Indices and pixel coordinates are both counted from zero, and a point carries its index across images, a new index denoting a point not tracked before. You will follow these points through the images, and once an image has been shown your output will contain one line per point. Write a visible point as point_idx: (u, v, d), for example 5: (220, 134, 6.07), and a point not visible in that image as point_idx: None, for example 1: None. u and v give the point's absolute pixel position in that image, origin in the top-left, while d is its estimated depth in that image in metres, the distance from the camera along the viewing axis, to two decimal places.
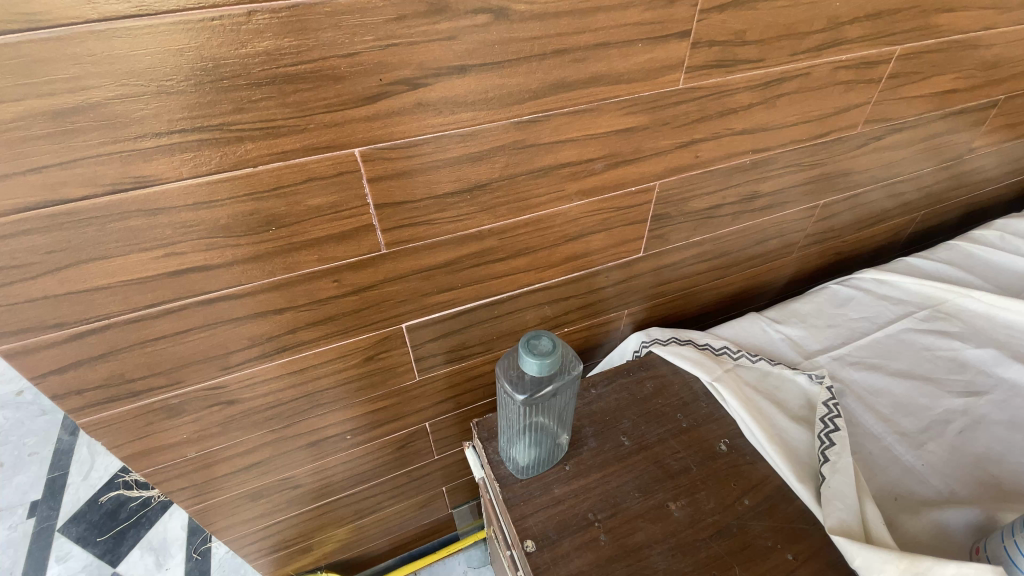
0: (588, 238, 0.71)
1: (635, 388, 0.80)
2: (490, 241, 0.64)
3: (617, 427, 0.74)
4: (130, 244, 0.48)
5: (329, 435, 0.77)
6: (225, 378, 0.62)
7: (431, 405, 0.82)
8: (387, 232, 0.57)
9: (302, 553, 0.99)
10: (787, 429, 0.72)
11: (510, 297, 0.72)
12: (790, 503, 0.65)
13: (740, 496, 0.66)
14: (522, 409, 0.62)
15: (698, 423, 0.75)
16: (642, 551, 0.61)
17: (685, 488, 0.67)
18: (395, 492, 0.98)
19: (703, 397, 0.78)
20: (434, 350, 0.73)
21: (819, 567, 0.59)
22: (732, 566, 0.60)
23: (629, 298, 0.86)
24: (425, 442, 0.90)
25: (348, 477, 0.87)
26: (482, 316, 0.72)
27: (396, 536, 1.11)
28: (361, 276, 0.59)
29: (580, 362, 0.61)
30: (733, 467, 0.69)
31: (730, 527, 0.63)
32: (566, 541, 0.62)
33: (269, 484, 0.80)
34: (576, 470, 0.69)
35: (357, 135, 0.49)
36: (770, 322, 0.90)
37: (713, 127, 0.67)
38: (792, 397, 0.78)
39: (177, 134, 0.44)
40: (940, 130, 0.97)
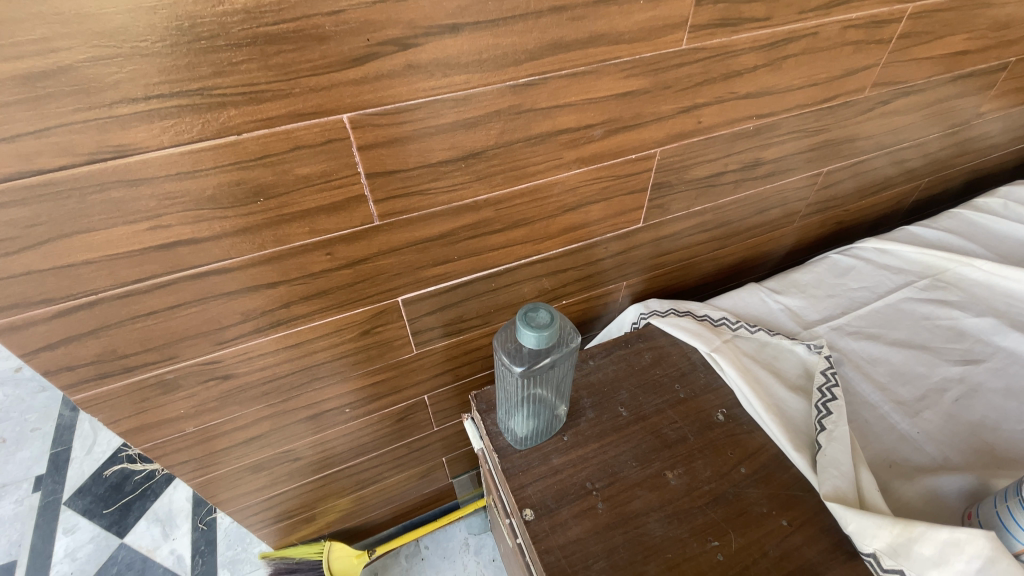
0: (587, 208, 0.70)
1: (633, 359, 0.79)
2: (486, 212, 0.62)
3: (615, 397, 0.74)
4: (114, 217, 0.46)
5: (328, 408, 0.77)
6: (219, 353, 0.61)
7: (429, 378, 0.82)
8: (379, 203, 0.55)
9: (305, 522, 1.01)
10: (784, 399, 0.72)
11: (508, 269, 0.71)
12: (786, 471, 0.66)
13: (736, 464, 0.67)
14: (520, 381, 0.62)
15: (695, 394, 0.75)
16: (639, 518, 0.62)
17: (682, 457, 0.68)
18: (396, 463, 0.99)
19: (701, 367, 0.78)
20: (431, 324, 0.72)
21: (813, 532, 0.60)
22: (728, 532, 0.60)
23: (628, 269, 0.85)
24: (424, 414, 0.90)
25: (349, 449, 0.88)
26: (479, 288, 0.71)
27: (398, 505, 1.13)
28: (354, 248, 0.58)
29: (578, 335, 0.60)
30: (730, 436, 0.70)
31: (726, 495, 0.64)
32: (564, 510, 0.63)
33: (270, 457, 0.80)
34: (574, 441, 0.69)
35: (346, 100, 0.47)
36: (770, 293, 0.90)
37: (716, 91, 0.65)
38: (791, 367, 0.78)
39: (155, 99, 0.41)
40: (949, 94, 0.94)
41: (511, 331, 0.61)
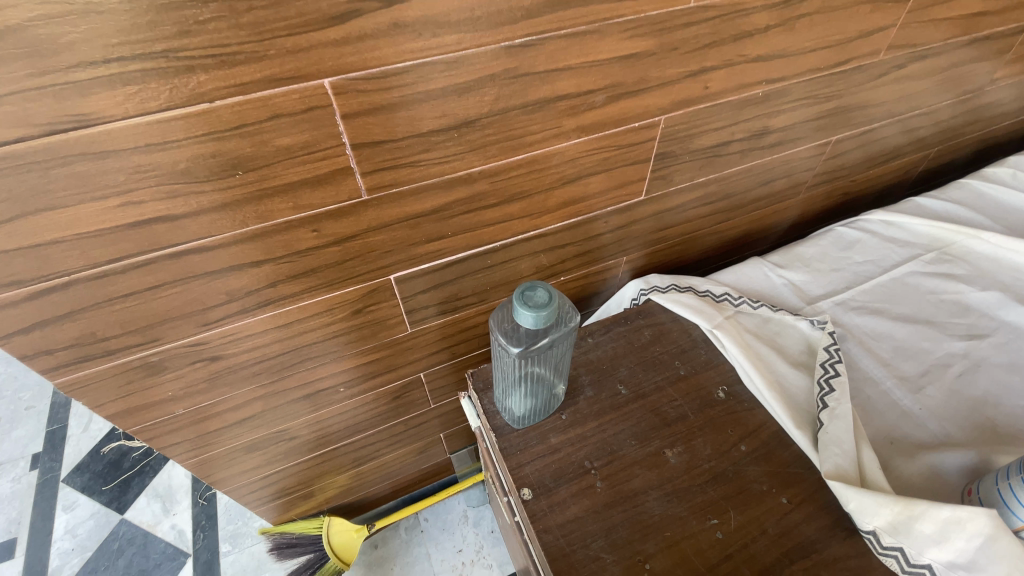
0: (587, 181, 0.66)
1: (633, 336, 0.78)
2: (481, 185, 0.59)
3: (614, 375, 0.73)
4: (81, 192, 0.43)
5: (322, 387, 0.76)
6: (205, 334, 0.59)
7: (425, 356, 0.81)
8: (367, 176, 0.52)
9: (304, 498, 1.01)
10: (785, 376, 0.71)
11: (504, 245, 0.68)
12: (787, 448, 0.65)
13: (736, 442, 0.66)
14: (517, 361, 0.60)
15: (696, 371, 0.73)
16: (638, 497, 0.61)
17: (682, 435, 0.67)
18: (394, 440, 0.99)
19: (702, 344, 0.76)
20: (425, 302, 0.70)
21: (813, 509, 0.60)
22: (727, 510, 0.60)
23: (628, 244, 0.82)
24: (421, 392, 0.89)
25: (345, 427, 0.87)
26: (474, 265, 0.69)
27: (397, 480, 1.14)
28: (342, 225, 0.55)
29: (578, 313, 0.58)
30: (730, 414, 0.69)
31: (726, 473, 0.63)
32: (563, 489, 0.62)
33: (264, 437, 0.79)
34: (572, 420, 0.68)
35: (327, 63, 0.43)
36: (773, 268, 0.88)
37: (725, 53, 0.61)
38: (793, 344, 0.76)
39: (115, 63, 0.38)
40: (965, 58, 0.90)
41: (507, 310, 0.59)
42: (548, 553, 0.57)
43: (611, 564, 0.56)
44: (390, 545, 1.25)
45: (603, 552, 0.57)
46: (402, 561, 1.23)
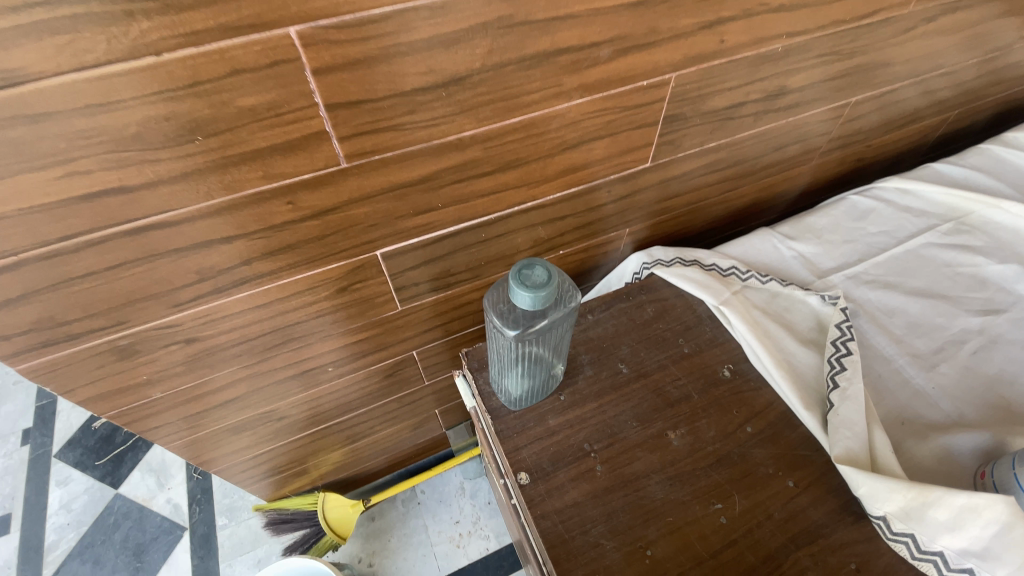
0: (589, 146, 0.61)
1: (635, 313, 0.74)
2: (473, 151, 0.54)
3: (615, 353, 0.70)
4: (17, 162, 0.38)
5: (309, 368, 0.72)
6: (177, 316, 0.54)
7: (417, 334, 0.77)
8: (345, 141, 0.47)
9: (297, 475, 0.99)
10: (794, 354, 0.68)
11: (499, 217, 0.64)
12: (794, 430, 0.63)
13: (742, 423, 0.63)
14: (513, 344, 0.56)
15: (700, 348, 0.70)
16: (639, 481, 0.59)
17: (685, 416, 0.64)
18: (387, 418, 0.96)
19: (708, 320, 0.73)
20: (416, 278, 0.66)
21: (820, 493, 0.58)
22: (732, 494, 0.58)
23: (630, 215, 0.77)
24: (414, 370, 0.86)
25: (336, 406, 0.84)
26: (467, 239, 0.64)
27: (393, 455, 1.12)
28: (320, 196, 0.50)
29: (579, 292, 0.54)
30: (736, 394, 0.66)
31: (730, 455, 0.61)
32: (562, 473, 0.60)
33: (251, 418, 0.76)
34: (572, 401, 0.65)
35: (291, 8, 0.37)
36: (783, 239, 0.83)
37: (744, 2, 0.55)
38: (802, 320, 0.73)
39: (38, 7, 0.32)
40: (999, 10, 0.83)
41: (502, 291, 0.55)
42: (546, 541, 0.55)
43: (611, 551, 0.55)
44: (387, 517, 1.25)
45: (604, 538, 0.55)
46: (399, 533, 1.23)
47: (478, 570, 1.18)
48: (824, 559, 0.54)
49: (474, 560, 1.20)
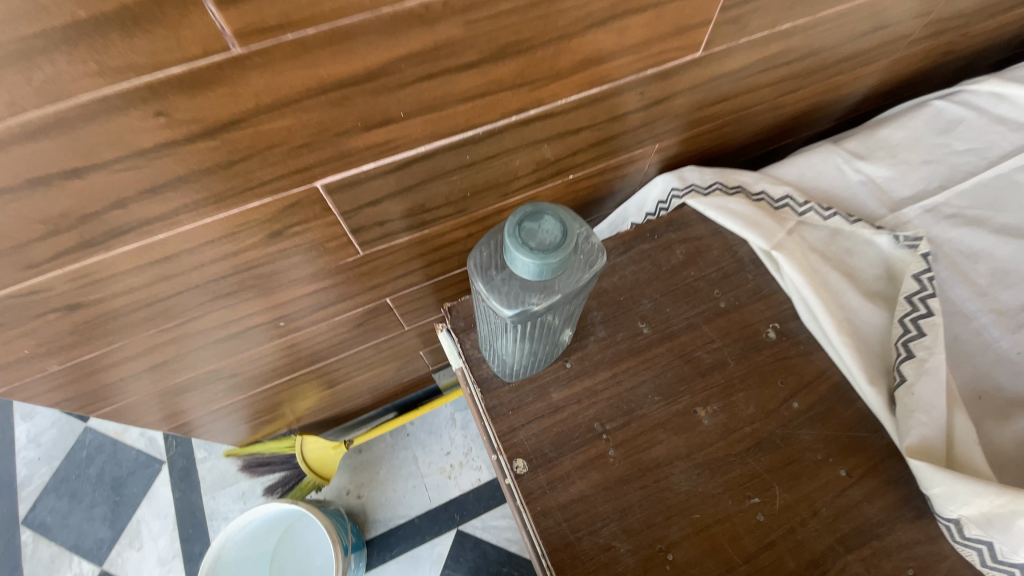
0: (622, 26, 0.41)
1: (661, 257, 0.59)
2: (450, 30, 0.35)
3: (634, 309, 0.56)
4: None
5: (253, 324, 0.58)
6: (42, 279, 0.40)
7: (389, 280, 0.62)
8: (231, 8, 0.28)
9: (270, 420, 0.90)
10: (856, 312, 0.55)
11: (494, 132, 0.46)
12: (849, 406, 0.52)
13: (787, 398, 0.52)
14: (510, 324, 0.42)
15: (740, 303, 0.56)
16: (661, 469, 0.49)
17: (719, 389, 0.52)
18: (365, 363, 0.85)
19: (751, 265, 0.58)
20: (379, 216, 0.49)
21: (877, 484, 0.48)
22: (772, 486, 0.48)
23: (661, 126, 0.59)
24: (391, 317, 0.72)
25: (299, 359, 0.72)
26: (447, 163, 0.47)
27: (379, 393, 1.02)
28: (209, 101, 0.32)
29: (604, 256, 0.39)
30: (781, 360, 0.54)
31: (772, 438, 0.50)
32: (567, 460, 0.49)
33: (194, 378, 0.64)
34: (579, 370, 0.53)
35: None
36: (850, 159, 0.67)
37: None
38: (866, 267, 0.59)
39: None
40: None
41: (492, 251, 0.41)
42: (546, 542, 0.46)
43: (625, 555, 0.46)
44: (375, 449, 1.19)
45: (616, 540, 0.46)
46: (388, 464, 1.18)
47: (469, 500, 1.15)
48: (876, 565, 0.46)
49: (466, 491, 1.16)
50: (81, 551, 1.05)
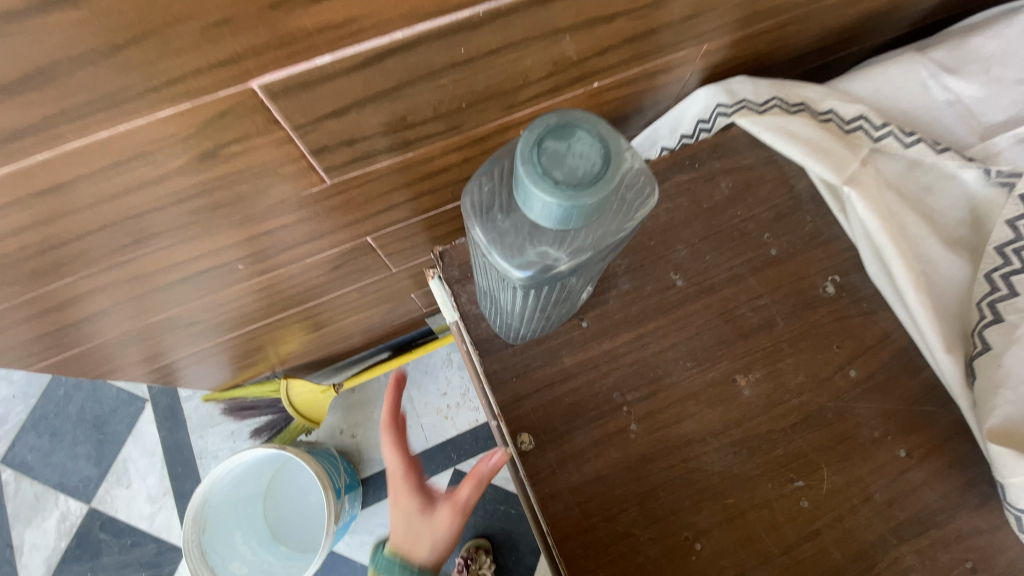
0: None
1: (701, 191, 0.49)
2: None
3: (666, 258, 0.46)
4: None
5: (204, 269, 0.48)
6: None
7: (371, 218, 0.51)
8: None
9: (251, 364, 0.83)
10: (932, 263, 0.46)
11: (503, 19, 0.34)
12: (914, 376, 0.44)
13: (843, 365, 0.44)
14: (520, 291, 0.34)
15: (794, 251, 0.47)
16: (691, 447, 0.41)
17: (763, 354, 0.44)
18: (352, 307, 0.75)
19: (808, 203, 0.49)
20: (350, 137, 0.38)
21: (940, 467, 0.42)
22: (819, 468, 0.41)
23: (714, 24, 0.45)
24: (376, 259, 0.61)
25: (271, 305, 0.63)
26: (436, 61, 0.35)
27: (371, 335, 0.92)
28: None
29: (652, 193, 0.32)
30: (839, 320, 0.45)
31: (822, 413, 0.42)
32: (580, 435, 0.42)
33: (147, 326, 0.56)
34: (597, 330, 0.44)
35: None
36: (937, 73, 0.55)
37: None
38: (947, 207, 0.48)
39: None
40: None
41: (499, 188, 0.33)
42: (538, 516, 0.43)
43: (645, 545, 0.39)
44: (369, 389, 1.10)
45: (636, 527, 0.40)
46: (383, 405, 1.10)
47: (467, 441, 1.12)
48: (932, 557, 0.40)
49: (463, 431, 1.13)
50: (67, 490, 1.03)
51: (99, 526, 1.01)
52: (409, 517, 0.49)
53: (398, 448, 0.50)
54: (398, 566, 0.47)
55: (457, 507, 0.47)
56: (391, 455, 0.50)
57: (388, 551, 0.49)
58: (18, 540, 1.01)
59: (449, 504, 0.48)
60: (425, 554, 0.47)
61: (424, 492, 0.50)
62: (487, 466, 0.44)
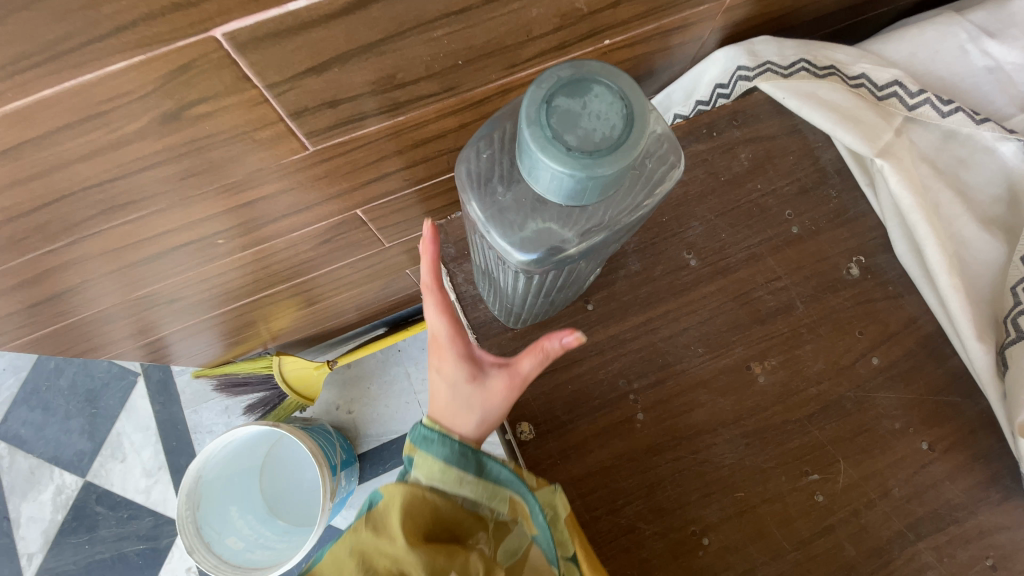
0: None
1: (720, 162, 0.45)
2: None
3: (680, 235, 0.43)
4: None
5: (182, 243, 0.44)
6: None
7: (361, 190, 0.47)
8: None
9: (242, 340, 0.81)
10: (965, 244, 0.42)
11: None
12: (940, 364, 0.41)
13: (866, 352, 0.41)
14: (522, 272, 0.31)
15: (816, 230, 0.44)
16: (701, 438, 0.39)
17: (780, 340, 0.41)
18: (345, 282, 0.72)
19: (834, 177, 0.45)
20: (334, 99, 0.34)
21: (963, 460, 0.39)
22: (836, 461, 0.39)
23: None
24: (368, 233, 0.57)
25: (258, 280, 0.59)
26: (426, 10, 0.30)
27: (365, 310, 0.89)
28: None
29: (666, 170, 0.29)
30: (862, 304, 0.42)
31: (842, 403, 0.40)
32: (584, 424, 0.39)
33: (126, 303, 0.53)
34: (604, 313, 0.41)
35: None
36: (978, 36, 0.50)
37: None
38: (983, 183, 0.44)
39: None
40: None
41: (500, 159, 0.30)
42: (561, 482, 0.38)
43: (651, 540, 0.37)
44: (365, 364, 1.07)
45: (641, 521, 0.38)
46: (380, 380, 1.08)
47: None
48: (951, 553, 0.38)
49: None
50: (61, 463, 1.02)
51: (95, 499, 1.00)
52: (454, 385, 0.34)
53: (445, 310, 0.33)
54: (439, 439, 0.33)
55: (520, 380, 0.33)
56: (433, 318, 0.34)
57: (424, 420, 0.34)
58: (14, 513, 1.00)
59: (510, 376, 0.33)
60: (471, 426, 0.34)
61: (472, 354, 0.35)
62: (557, 342, 0.31)
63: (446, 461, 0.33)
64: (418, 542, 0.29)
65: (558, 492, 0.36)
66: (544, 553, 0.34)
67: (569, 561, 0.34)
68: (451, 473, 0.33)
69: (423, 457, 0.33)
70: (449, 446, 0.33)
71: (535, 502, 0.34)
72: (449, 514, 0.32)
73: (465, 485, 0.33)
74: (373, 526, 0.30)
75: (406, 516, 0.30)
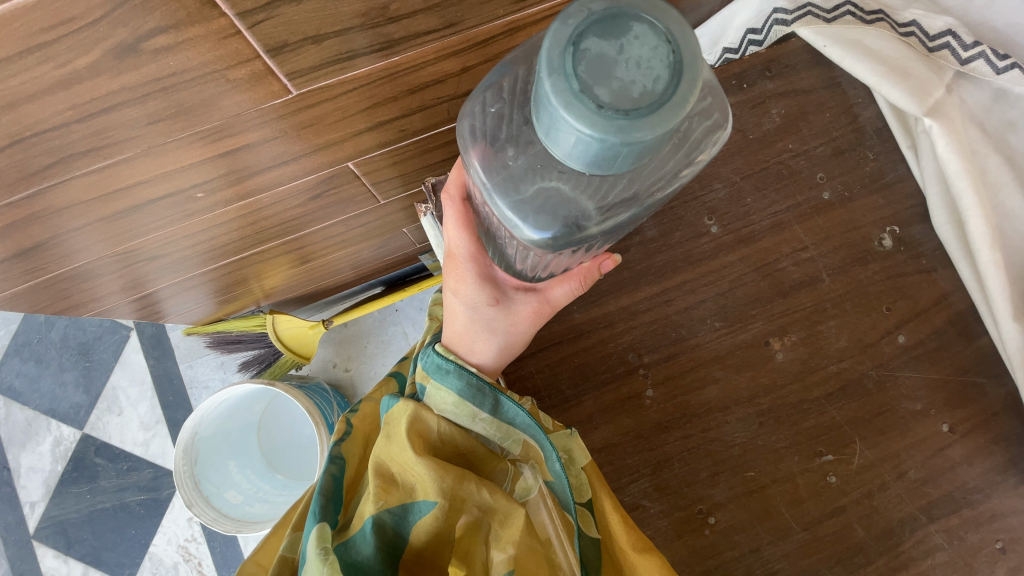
0: None
1: (749, 118, 0.41)
2: None
3: (700, 199, 0.40)
4: None
5: (160, 197, 0.41)
6: None
7: (355, 142, 0.43)
8: None
9: (234, 297, 0.78)
10: (1007, 216, 0.39)
11: None
12: (968, 344, 0.39)
13: (892, 330, 0.39)
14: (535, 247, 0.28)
15: (849, 196, 0.40)
16: (713, 415, 0.37)
17: (802, 316, 0.38)
18: (341, 240, 0.68)
19: (872, 138, 0.41)
20: (321, 36, 0.30)
21: (982, 443, 0.38)
22: (852, 442, 0.37)
23: None
24: (362, 189, 0.53)
25: (247, 237, 0.56)
26: None
27: (362, 269, 0.86)
28: None
29: (708, 131, 0.25)
30: (893, 279, 0.39)
31: (862, 382, 0.38)
32: (589, 399, 0.38)
33: (105, 259, 0.49)
34: (614, 283, 0.39)
35: None
36: None
37: None
38: None
39: None
40: None
41: (510, 116, 0.26)
42: None
43: (655, 518, 0.36)
44: (362, 323, 1.05)
45: (645, 499, 0.36)
46: (377, 339, 1.06)
47: None
48: (961, 537, 0.37)
49: None
50: (58, 416, 1.01)
51: (94, 451, 1.01)
52: (474, 307, 0.35)
53: (467, 227, 0.33)
54: (455, 370, 0.33)
55: (550, 307, 0.35)
56: (454, 233, 0.34)
57: (439, 346, 0.35)
58: (14, 463, 1.01)
59: (539, 301, 0.35)
60: (490, 351, 0.35)
61: (494, 276, 0.35)
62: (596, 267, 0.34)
63: (458, 395, 0.33)
64: (429, 456, 0.30)
65: (574, 437, 0.34)
66: (559, 497, 0.33)
67: (584, 507, 0.33)
68: (464, 407, 0.33)
69: (436, 388, 0.33)
70: (466, 377, 0.33)
71: (550, 446, 0.32)
72: (460, 446, 0.33)
73: (479, 419, 0.33)
74: (388, 437, 0.32)
75: (417, 436, 0.31)
